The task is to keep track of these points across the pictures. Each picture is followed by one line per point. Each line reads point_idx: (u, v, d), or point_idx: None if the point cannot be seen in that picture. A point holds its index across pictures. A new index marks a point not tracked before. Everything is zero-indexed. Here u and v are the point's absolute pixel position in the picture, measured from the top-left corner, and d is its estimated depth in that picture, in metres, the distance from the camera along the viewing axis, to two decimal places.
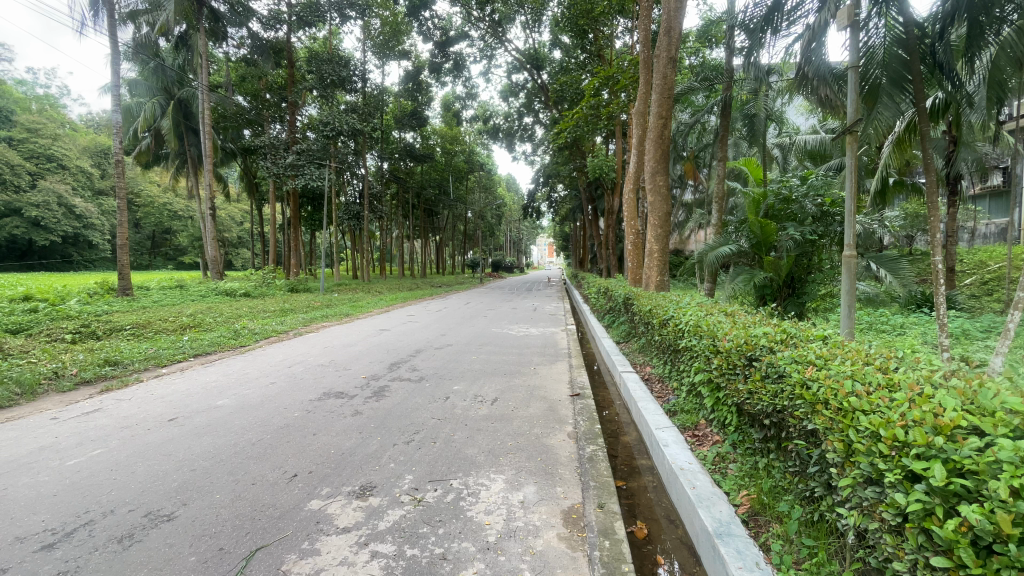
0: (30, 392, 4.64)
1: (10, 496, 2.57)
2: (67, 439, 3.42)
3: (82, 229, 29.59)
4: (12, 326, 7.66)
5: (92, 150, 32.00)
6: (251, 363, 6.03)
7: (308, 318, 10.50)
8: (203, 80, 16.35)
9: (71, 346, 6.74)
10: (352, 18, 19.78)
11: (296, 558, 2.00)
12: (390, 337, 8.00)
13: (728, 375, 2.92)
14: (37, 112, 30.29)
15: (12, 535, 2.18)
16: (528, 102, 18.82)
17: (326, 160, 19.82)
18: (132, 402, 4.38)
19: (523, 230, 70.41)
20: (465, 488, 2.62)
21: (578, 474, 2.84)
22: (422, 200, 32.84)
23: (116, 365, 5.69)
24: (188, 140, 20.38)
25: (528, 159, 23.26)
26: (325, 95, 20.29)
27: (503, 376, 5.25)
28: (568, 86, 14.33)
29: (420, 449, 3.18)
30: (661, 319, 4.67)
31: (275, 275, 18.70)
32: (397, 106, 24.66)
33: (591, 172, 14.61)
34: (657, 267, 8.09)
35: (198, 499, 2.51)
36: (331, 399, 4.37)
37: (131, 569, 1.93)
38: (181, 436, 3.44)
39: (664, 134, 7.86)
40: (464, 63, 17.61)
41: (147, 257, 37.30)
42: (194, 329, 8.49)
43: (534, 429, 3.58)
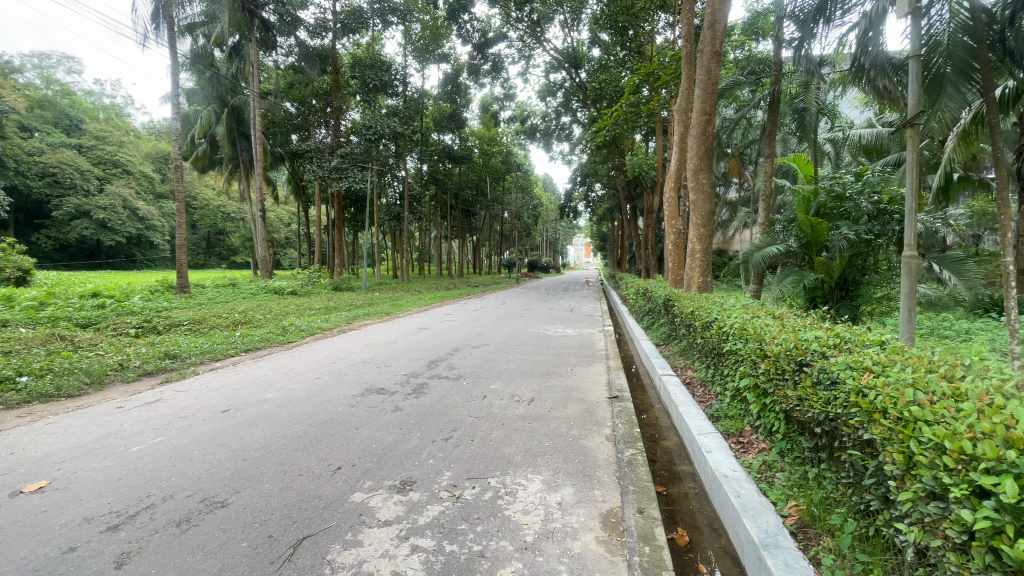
0: (98, 381, 5.02)
1: (80, 479, 2.77)
2: (130, 428, 3.65)
3: (145, 231, 31.57)
4: (84, 320, 8.30)
5: (154, 156, 34.19)
6: (297, 359, 6.27)
7: (351, 316, 10.83)
8: (254, 88, 17.11)
9: (134, 339, 7.21)
10: (393, 23, 20.27)
11: (340, 548, 2.07)
12: (429, 336, 8.14)
13: (777, 380, 2.80)
14: (105, 122, 32.76)
15: (81, 516, 2.35)
16: (566, 101, 18.70)
17: (368, 163, 20.25)
18: (189, 394, 4.64)
19: (559, 231, 70.11)
20: (502, 487, 2.63)
21: (618, 477, 2.80)
22: (460, 201, 33.26)
23: (175, 358, 6.05)
24: (240, 146, 21.32)
25: (565, 159, 23.22)
26: (368, 99, 20.88)
27: (540, 376, 5.24)
28: (608, 83, 13.92)
29: (458, 447, 3.22)
30: (705, 322, 4.52)
31: (320, 275, 19.34)
32: (436, 109, 25.07)
33: (629, 171, 14.39)
34: (699, 267, 7.85)
35: (249, 488, 2.63)
36: (373, 395, 4.48)
37: (188, 552, 2.04)
38: (233, 427, 3.63)
39: (707, 131, 7.63)
40: (502, 64, 17.71)
41: (203, 257, 39.49)
42: (245, 325, 8.91)
43: (572, 431, 3.56)
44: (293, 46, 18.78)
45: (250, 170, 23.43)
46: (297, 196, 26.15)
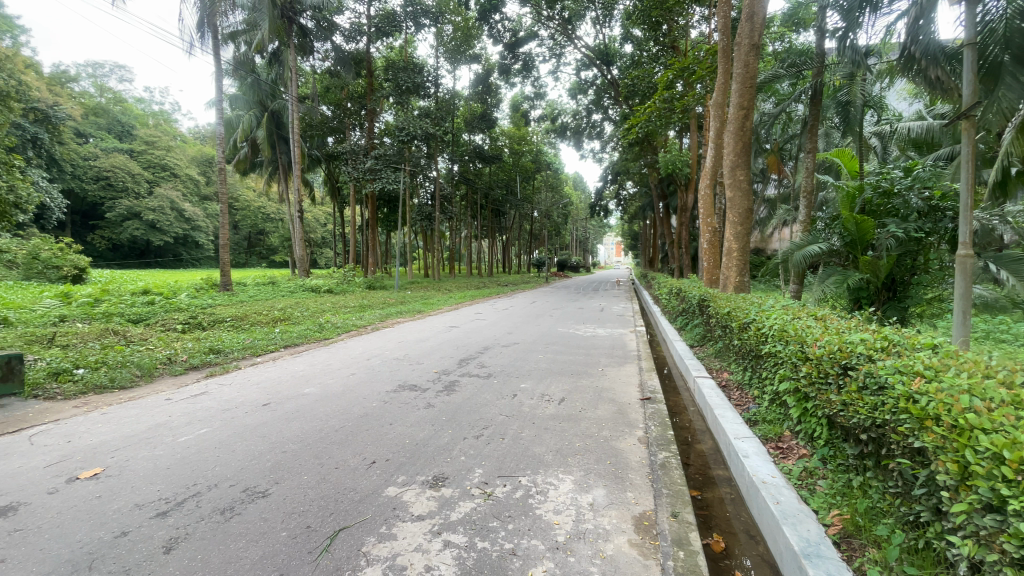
0: (148, 374, 5.30)
1: (133, 467, 2.93)
2: (177, 419, 3.83)
3: (192, 231, 33.01)
4: (135, 316, 8.77)
5: (199, 160, 35.78)
6: (333, 355, 6.46)
7: (384, 314, 11.08)
8: (293, 92, 17.66)
9: (181, 335, 7.56)
10: (426, 26, 20.64)
11: (375, 541, 2.11)
12: (459, 334, 8.22)
13: (819, 385, 2.70)
14: (155, 128, 34.49)
15: (133, 502, 2.48)
16: (597, 99, 18.55)
17: (401, 164, 20.58)
18: (232, 387, 4.84)
19: (590, 230, 69.55)
20: (533, 486, 2.63)
21: (650, 480, 2.76)
22: (490, 201, 33.46)
23: (218, 353, 6.32)
24: (279, 149, 22.04)
25: (596, 157, 23.05)
26: (401, 101, 21.29)
27: (570, 376, 5.21)
28: (641, 79, 13.72)
29: (489, 444, 3.24)
30: (741, 323, 4.39)
31: (355, 273, 19.82)
32: (467, 109, 25.27)
33: (663, 169, 14.13)
34: (736, 267, 7.64)
35: (288, 479, 2.72)
36: (406, 391, 4.57)
37: (232, 539, 2.13)
38: (273, 420, 3.76)
39: (745, 126, 7.42)
40: (533, 63, 17.71)
41: (244, 256, 41.08)
42: (284, 322, 9.22)
43: (603, 431, 3.52)
44: (329, 50, 19.30)
45: (288, 172, 24.21)
46: (333, 197, 26.86)
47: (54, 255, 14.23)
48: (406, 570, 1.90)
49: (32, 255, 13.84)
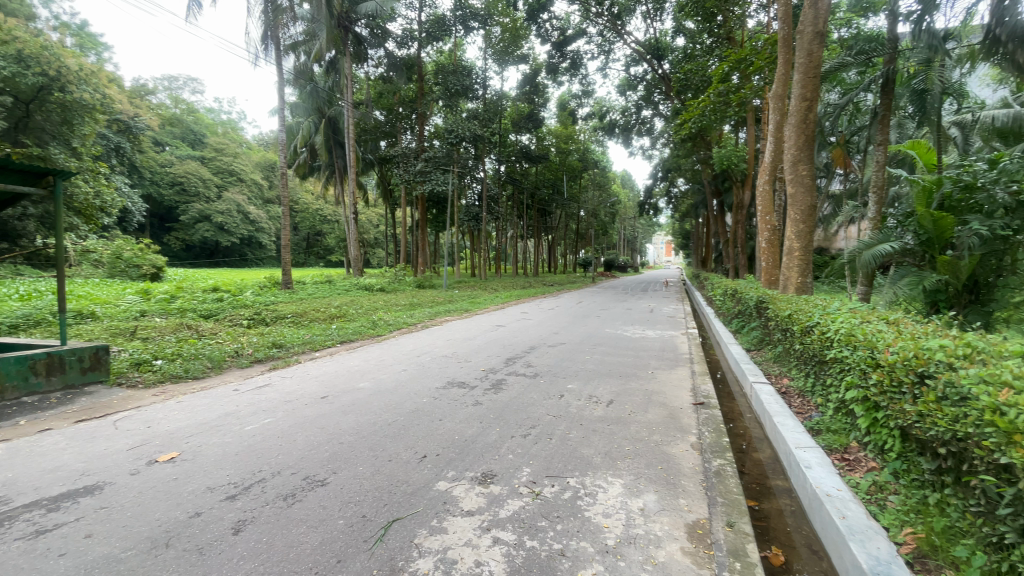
0: (219, 366, 5.69)
1: (206, 452, 3.16)
2: (244, 409, 4.09)
3: (256, 232, 34.79)
4: (207, 311, 9.44)
5: (263, 165, 38.00)
6: (386, 351, 6.68)
7: (433, 312, 11.34)
8: (348, 99, 18.36)
9: (246, 329, 8.06)
10: (474, 29, 20.98)
11: (426, 533, 2.17)
12: (506, 333, 8.30)
13: (892, 394, 2.52)
14: (224, 136, 36.93)
15: (207, 485, 2.67)
16: (646, 94, 18.15)
17: (450, 166, 20.94)
18: (293, 380, 5.12)
19: (638, 229, 68.04)
20: (582, 488, 2.61)
21: (704, 487, 2.67)
22: (536, 201, 33.47)
23: (281, 347, 6.70)
24: (335, 154, 23.00)
25: (646, 154, 22.60)
26: (450, 104, 21.72)
27: (619, 378, 5.14)
28: (694, 73, 13.31)
29: (537, 444, 3.24)
30: (803, 327, 4.17)
31: (405, 272, 20.42)
32: (515, 110, 25.41)
33: (717, 165, 13.62)
34: (798, 266, 7.25)
35: (345, 469, 2.84)
36: (454, 388, 4.65)
37: (294, 524, 2.25)
38: (330, 412, 3.94)
39: (808, 118, 7.06)
40: (581, 61, 17.56)
41: (302, 256, 43.23)
42: (339, 318, 9.64)
43: (654, 436, 3.44)
44: (382, 57, 20.06)
45: (344, 176, 25.23)
46: (385, 198, 27.76)
47: (135, 255, 15.56)
48: (457, 564, 1.94)
49: (116, 255, 15.18)
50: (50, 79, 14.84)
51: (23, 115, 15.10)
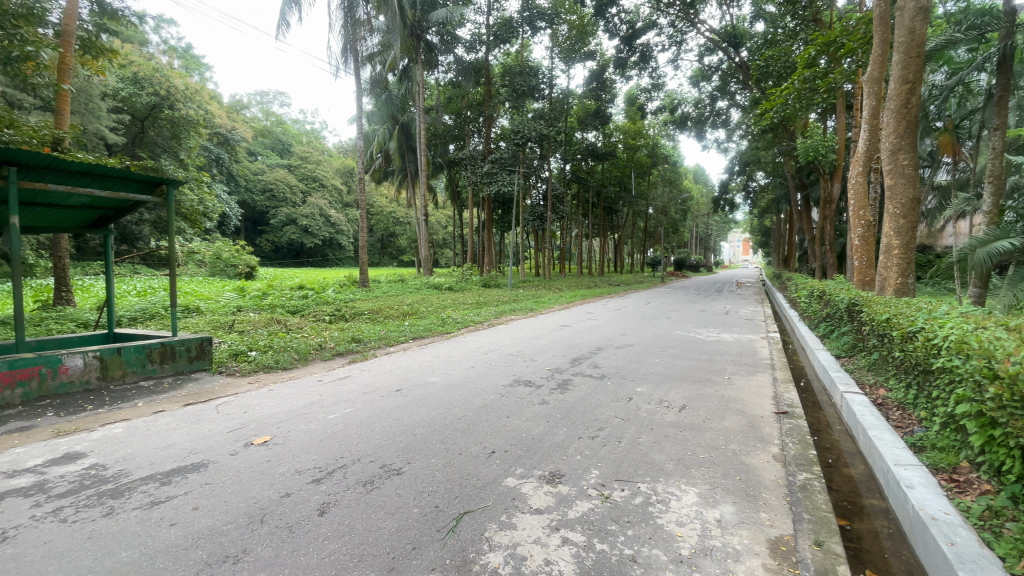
0: (304, 358, 6.15)
1: (295, 437, 3.42)
2: (327, 399, 4.38)
3: (336, 235, 36.53)
4: (293, 307, 10.22)
5: (342, 171, 40.48)
6: (454, 348, 6.87)
7: (499, 311, 11.47)
8: (419, 105, 19.07)
9: (327, 325, 8.62)
10: (541, 28, 20.99)
11: (496, 528, 2.21)
12: (572, 333, 8.24)
13: (1012, 410, 2.22)
14: (308, 145, 39.73)
15: (295, 468, 2.89)
16: (722, 85, 17.29)
17: (515, 166, 21.11)
18: (370, 373, 5.42)
19: (713, 225, 64.62)
20: (654, 494, 2.54)
21: (787, 502, 2.50)
22: (602, 199, 32.89)
23: (359, 342, 7.10)
24: (407, 158, 23.92)
25: (721, 147, 21.49)
26: (516, 105, 21.91)
27: (691, 382, 4.93)
28: (775, 59, 12.43)
29: (605, 447, 3.20)
30: (904, 332, 3.77)
31: (472, 272, 20.83)
32: (581, 107, 25.09)
33: (801, 157, 12.66)
34: (897, 266, 6.54)
35: (418, 460, 2.96)
36: (521, 386, 4.70)
37: (372, 509, 2.38)
38: (403, 405, 4.12)
39: (910, 103, 6.36)
40: (651, 53, 17.04)
41: (377, 257, 45.50)
42: (411, 316, 10.04)
43: (731, 445, 3.27)
44: (451, 63, 20.80)
45: (415, 179, 26.21)
46: (453, 200, 28.54)
47: (232, 255, 17.10)
48: (527, 561, 1.97)
49: (216, 256, 16.74)
50: (160, 99, 16.81)
51: (139, 130, 17.52)
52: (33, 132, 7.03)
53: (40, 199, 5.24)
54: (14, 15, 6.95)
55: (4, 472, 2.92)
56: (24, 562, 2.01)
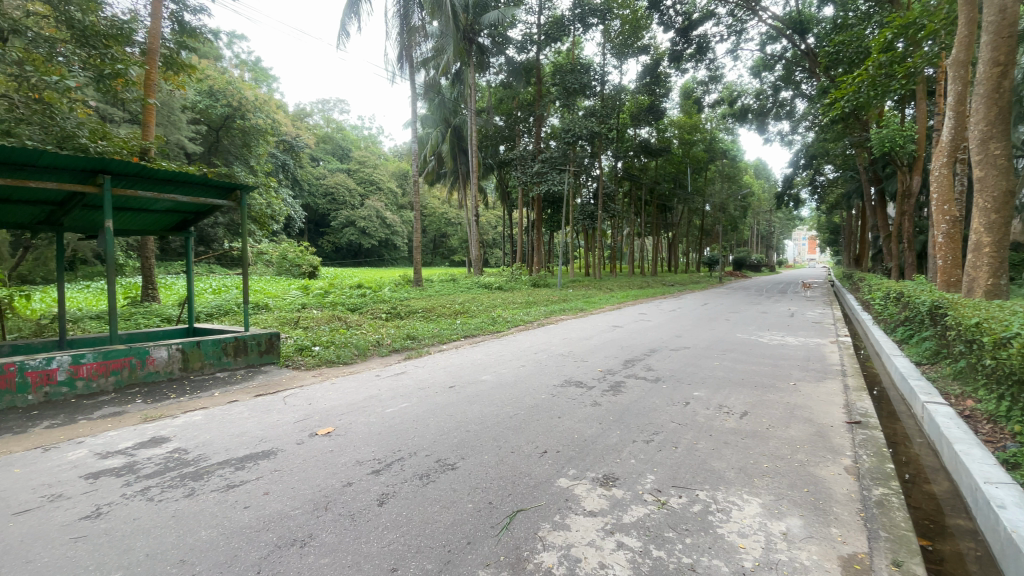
0: (364, 353, 6.41)
1: (356, 429, 3.58)
2: (384, 393, 4.55)
3: (391, 236, 37.79)
4: (353, 305, 10.68)
5: (397, 174, 41.88)
6: (505, 346, 6.96)
7: (549, 310, 11.43)
8: (471, 107, 19.34)
9: (384, 322, 8.95)
10: (593, 25, 20.72)
11: (550, 528, 2.21)
12: (624, 334, 8.09)
13: None
14: (366, 149, 41.42)
15: (355, 459, 3.03)
16: (786, 74, 16.40)
17: (566, 165, 20.96)
18: (425, 369, 5.57)
19: (776, 222, 61.24)
20: (714, 503, 2.45)
21: (861, 518, 2.34)
22: (656, 196, 32.00)
23: (414, 339, 7.31)
24: (459, 160, 24.34)
25: (785, 139, 20.37)
26: (567, 103, 21.73)
27: (753, 388, 4.71)
28: (846, 45, 11.61)
29: (661, 451, 3.12)
30: (997, 338, 3.42)
31: (522, 271, 20.87)
32: (634, 102, 24.55)
33: (876, 148, 11.77)
34: (988, 266, 5.94)
35: (471, 457, 3.01)
36: (572, 387, 4.66)
37: (428, 503, 2.45)
38: (456, 401, 4.21)
39: (1001, 86, 5.79)
40: (708, 45, 16.46)
41: (429, 257, 46.62)
42: (463, 314, 10.22)
43: (798, 455, 3.10)
44: (503, 64, 21.17)
45: (466, 181, 26.64)
46: (503, 200, 28.79)
47: (296, 256, 18.09)
48: (581, 563, 1.95)
49: (283, 256, 17.78)
50: (232, 110, 18.12)
51: (215, 139, 19.07)
52: (123, 144, 7.73)
53: (132, 204, 5.78)
54: (105, 36, 7.65)
55: (101, 453, 3.24)
56: (119, 535, 2.23)
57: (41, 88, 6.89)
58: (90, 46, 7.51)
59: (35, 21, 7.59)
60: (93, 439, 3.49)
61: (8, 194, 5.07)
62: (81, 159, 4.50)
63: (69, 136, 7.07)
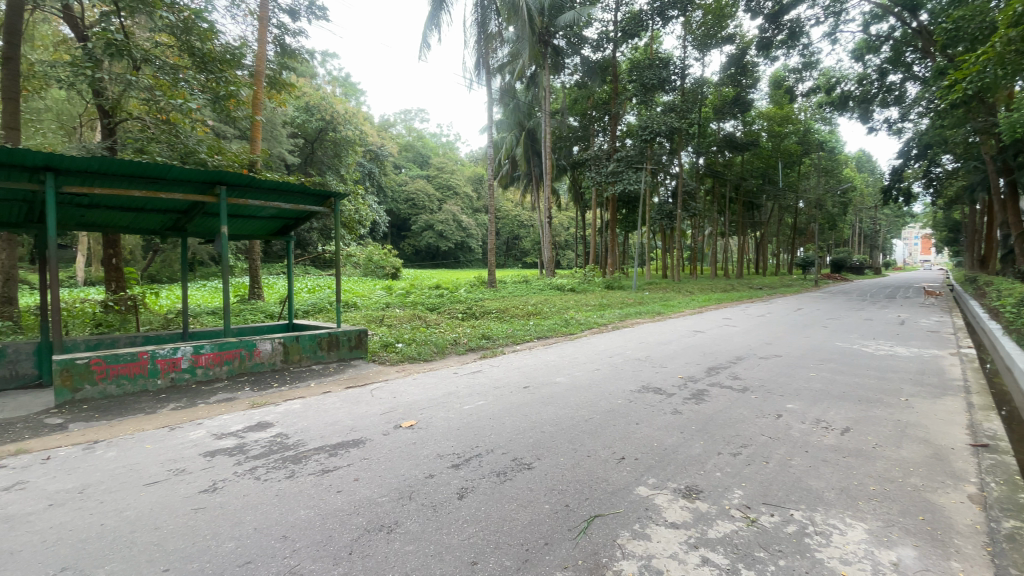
0: (442, 351, 6.67)
1: (436, 423, 3.74)
2: (461, 390, 4.69)
3: (467, 238, 38.79)
4: (432, 305, 11.15)
5: (473, 179, 43.09)
6: (579, 349, 6.91)
7: (624, 313, 11.15)
8: (546, 108, 19.32)
9: (460, 321, 9.24)
10: (673, 18, 19.95)
11: (629, 536, 2.17)
12: (707, 340, 7.70)
13: None
14: (444, 155, 42.98)
15: (436, 452, 3.15)
16: (895, 56, 14.77)
17: (643, 164, 20.35)
18: (500, 369, 5.67)
19: (882, 221, 55.17)
20: (811, 524, 2.27)
21: (989, 553, 2.05)
22: (741, 194, 30.06)
23: (489, 339, 7.48)
24: (533, 162, 24.50)
25: (893, 127, 18.34)
26: (645, 100, 20.99)
27: (854, 402, 4.29)
28: (969, 18, 10.20)
29: (750, 466, 2.93)
30: None
31: (595, 274, 20.53)
32: (718, 95, 23.28)
33: (1008, 133, 10.24)
34: None
35: (548, 458, 3.02)
36: (650, 393, 4.52)
37: (505, 500, 2.50)
38: (532, 402, 4.24)
39: None
40: (802, 29, 15.24)
41: (502, 259, 47.35)
42: (536, 316, 10.28)
43: (910, 478, 2.78)
44: (578, 64, 21.00)
45: (540, 183, 26.73)
46: (577, 201, 28.54)
47: (380, 258, 19.18)
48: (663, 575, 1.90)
49: (369, 258, 18.96)
50: (324, 123, 19.62)
51: (310, 151, 20.90)
52: (235, 157, 8.62)
53: (242, 212, 6.45)
54: (220, 61, 8.53)
55: (216, 434, 3.65)
56: (232, 509, 2.50)
57: (168, 110, 7.90)
58: (207, 71, 8.44)
59: (163, 51, 8.63)
60: (211, 421, 3.94)
61: (144, 204, 5.87)
62: (201, 172, 5.09)
63: (190, 152, 8.07)
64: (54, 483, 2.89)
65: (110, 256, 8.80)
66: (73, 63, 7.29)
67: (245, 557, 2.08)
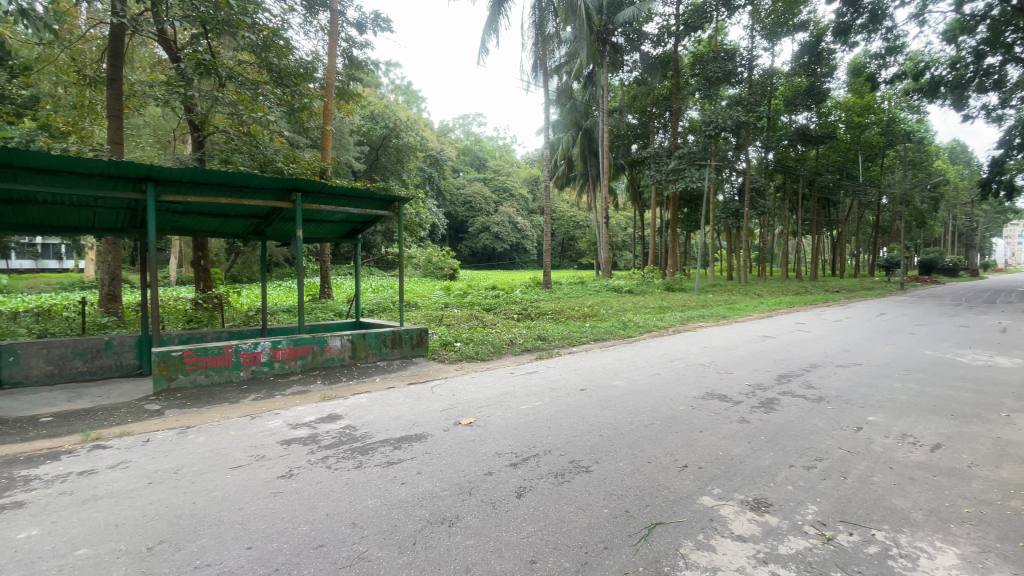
0: (499, 351, 6.76)
1: (494, 422, 3.80)
2: (518, 391, 4.73)
3: (523, 239, 38.89)
4: (488, 305, 11.32)
5: (528, 180, 43.24)
6: (637, 352, 6.76)
7: (685, 317, 10.76)
8: (603, 107, 18.95)
9: (516, 322, 9.31)
10: (739, 8, 19.02)
11: (692, 546, 2.11)
12: (777, 346, 7.25)
13: None
14: (501, 157, 43.39)
15: (494, 450, 3.21)
16: (994, 35, 13.29)
17: (707, 160, 19.46)
18: (556, 370, 5.65)
19: (983, 218, 49.49)
20: (895, 546, 2.10)
21: None
22: (815, 190, 28.09)
23: (545, 340, 7.48)
24: (590, 162, 24.22)
25: (994, 114, 16.47)
26: (709, 94, 20.03)
27: (948, 417, 3.89)
28: None
29: (825, 480, 2.76)
30: None
31: (654, 275, 19.92)
32: (789, 86, 21.91)
33: None
34: None
35: (606, 462, 2.99)
36: (714, 400, 4.35)
37: (564, 501, 2.50)
38: (588, 405, 4.20)
39: None
40: (884, 11, 14.02)
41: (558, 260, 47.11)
42: (593, 318, 10.14)
43: (1015, 502, 2.49)
44: (637, 61, 20.55)
45: (597, 183, 26.35)
46: (635, 201, 27.85)
47: (439, 260, 19.70)
48: None
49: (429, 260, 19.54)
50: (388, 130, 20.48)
51: (374, 158, 21.87)
52: (308, 166, 9.26)
53: (314, 217, 6.88)
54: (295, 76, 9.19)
55: (291, 424, 3.92)
56: (307, 495, 2.68)
57: (249, 123, 8.57)
58: (285, 86, 9.13)
59: (245, 67, 9.33)
60: (286, 412, 4.24)
61: (230, 210, 6.41)
62: (279, 180, 5.49)
63: (269, 161, 8.75)
64: (153, 463, 3.23)
65: (199, 258, 9.65)
66: (169, 82, 7.99)
67: (318, 540, 2.22)
